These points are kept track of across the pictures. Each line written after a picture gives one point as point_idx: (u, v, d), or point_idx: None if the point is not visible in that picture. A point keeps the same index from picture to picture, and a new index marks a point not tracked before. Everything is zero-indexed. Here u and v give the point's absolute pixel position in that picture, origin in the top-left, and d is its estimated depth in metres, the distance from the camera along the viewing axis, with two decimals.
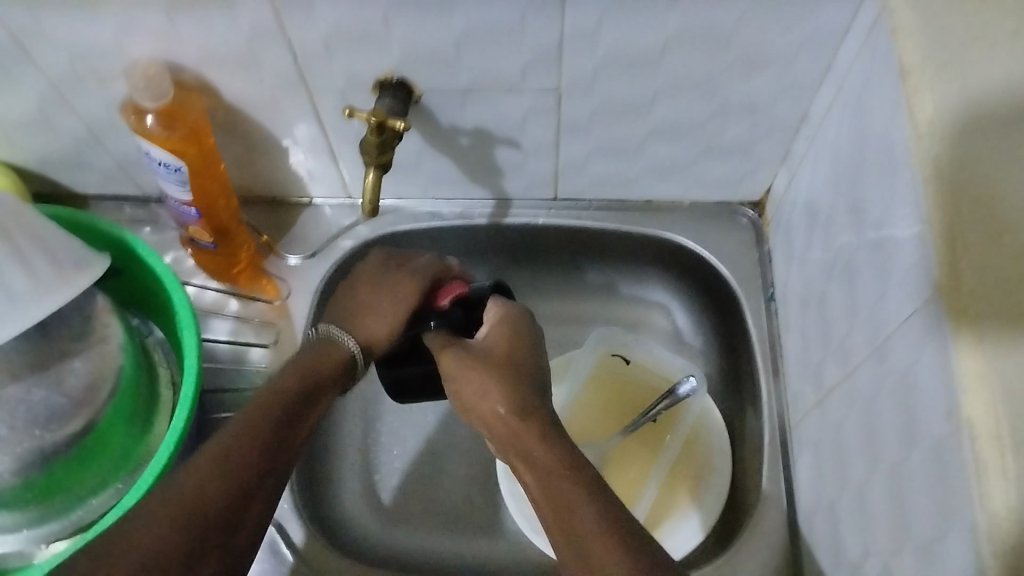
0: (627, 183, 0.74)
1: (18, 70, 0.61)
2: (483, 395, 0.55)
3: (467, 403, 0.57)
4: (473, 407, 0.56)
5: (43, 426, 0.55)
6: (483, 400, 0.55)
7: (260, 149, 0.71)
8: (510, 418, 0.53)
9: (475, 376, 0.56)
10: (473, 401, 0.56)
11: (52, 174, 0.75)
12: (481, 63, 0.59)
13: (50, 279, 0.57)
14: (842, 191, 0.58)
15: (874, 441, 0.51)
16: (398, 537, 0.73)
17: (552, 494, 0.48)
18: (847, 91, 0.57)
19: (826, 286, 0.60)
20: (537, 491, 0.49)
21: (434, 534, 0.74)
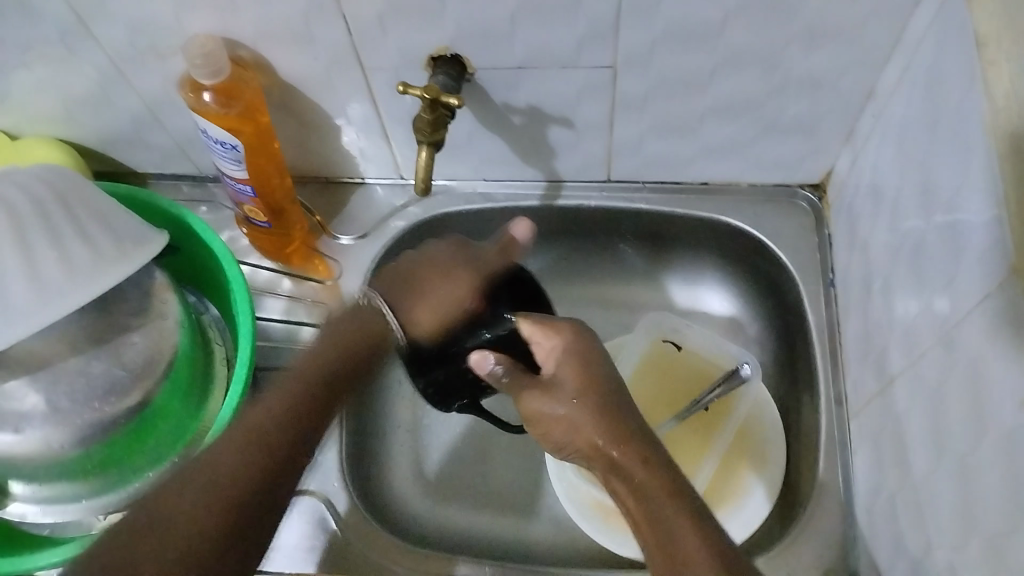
0: (682, 165, 0.73)
1: (81, 47, 0.62)
2: (569, 423, 0.58)
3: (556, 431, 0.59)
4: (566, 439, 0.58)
5: (101, 399, 0.56)
6: (574, 429, 0.57)
7: (314, 128, 0.71)
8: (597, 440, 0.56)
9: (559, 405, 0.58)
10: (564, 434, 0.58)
11: (113, 152, 0.76)
12: (536, 37, 0.59)
13: (109, 253, 0.58)
14: (911, 169, 0.55)
15: (942, 429, 0.49)
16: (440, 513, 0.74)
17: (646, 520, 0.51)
18: (917, 65, 0.55)
19: (891, 269, 0.58)
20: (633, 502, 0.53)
21: (474, 513, 0.74)
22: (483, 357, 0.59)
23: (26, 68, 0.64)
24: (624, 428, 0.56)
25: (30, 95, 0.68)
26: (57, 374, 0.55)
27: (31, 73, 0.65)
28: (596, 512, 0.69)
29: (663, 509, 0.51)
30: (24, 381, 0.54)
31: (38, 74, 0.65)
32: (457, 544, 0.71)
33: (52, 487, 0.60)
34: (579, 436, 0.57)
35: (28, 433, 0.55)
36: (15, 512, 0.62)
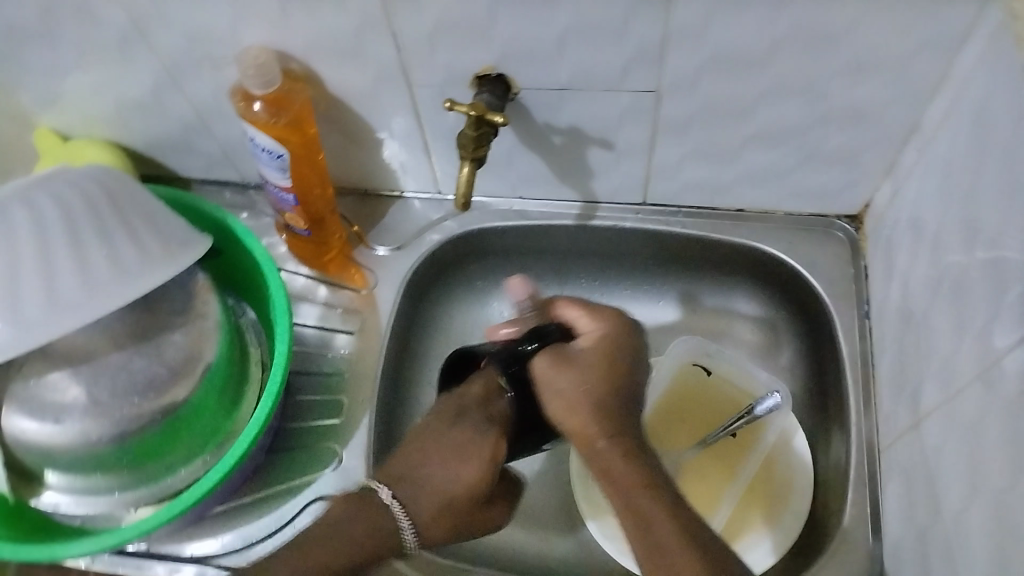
0: (719, 190, 0.73)
1: (137, 54, 0.64)
2: (561, 387, 0.57)
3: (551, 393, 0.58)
4: (555, 395, 0.58)
5: (141, 393, 0.57)
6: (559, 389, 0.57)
7: (357, 139, 0.72)
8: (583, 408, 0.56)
9: (564, 368, 0.58)
10: (554, 391, 0.58)
11: (161, 156, 0.78)
12: (583, 59, 0.60)
13: (158, 254, 0.60)
14: (953, 206, 0.55)
15: (979, 466, 0.48)
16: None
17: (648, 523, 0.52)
18: (963, 102, 0.55)
19: (929, 303, 0.58)
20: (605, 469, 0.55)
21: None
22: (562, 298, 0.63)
23: (83, 70, 0.66)
24: (615, 424, 0.56)
25: (85, 96, 0.69)
26: (100, 369, 0.56)
27: (87, 76, 0.67)
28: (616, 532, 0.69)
29: (660, 518, 0.51)
30: (67, 373, 0.56)
31: (94, 76, 0.67)
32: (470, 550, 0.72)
33: (88, 478, 0.61)
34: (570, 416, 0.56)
35: (67, 424, 0.56)
36: (48, 503, 0.62)
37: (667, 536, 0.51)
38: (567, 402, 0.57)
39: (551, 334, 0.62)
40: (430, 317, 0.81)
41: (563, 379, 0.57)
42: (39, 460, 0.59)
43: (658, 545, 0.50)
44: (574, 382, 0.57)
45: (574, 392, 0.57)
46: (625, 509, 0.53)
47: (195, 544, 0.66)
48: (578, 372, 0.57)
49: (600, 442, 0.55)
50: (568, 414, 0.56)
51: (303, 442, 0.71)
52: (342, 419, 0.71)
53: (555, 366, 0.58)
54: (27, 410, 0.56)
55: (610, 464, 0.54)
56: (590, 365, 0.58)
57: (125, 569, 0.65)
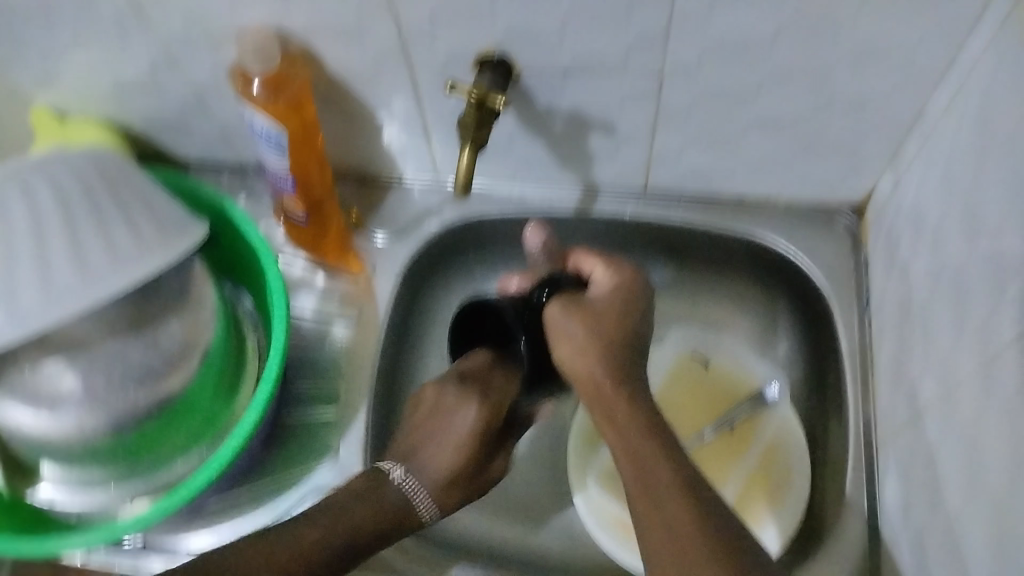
0: (720, 178, 0.73)
1: (135, 33, 0.63)
2: (569, 338, 0.54)
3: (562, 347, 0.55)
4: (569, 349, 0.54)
5: (136, 382, 0.57)
6: (567, 341, 0.54)
7: (355, 123, 0.72)
8: (592, 360, 0.53)
9: (572, 323, 0.55)
10: (569, 344, 0.54)
11: (158, 139, 0.77)
12: (585, 43, 0.59)
13: (154, 240, 0.59)
14: (957, 194, 0.55)
15: (979, 456, 0.48)
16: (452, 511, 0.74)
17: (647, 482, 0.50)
18: (968, 89, 0.55)
19: (931, 291, 0.58)
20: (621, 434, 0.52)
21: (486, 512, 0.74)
22: (535, 231, 0.67)
23: (79, 48, 0.65)
24: (622, 370, 0.53)
25: (81, 76, 0.69)
26: (94, 356, 0.56)
27: (84, 55, 0.66)
28: (612, 525, 0.69)
29: (663, 483, 0.49)
30: (62, 360, 0.55)
31: (90, 55, 0.66)
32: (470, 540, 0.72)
33: (85, 471, 0.61)
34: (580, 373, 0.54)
35: (62, 414, 0.56)
36: (44, 497, 0.62)
37: (668, 500, 0.49)
38: (574, 348, 0.54)
39: (563, 282, 0.61)
40: (429, 309, 0.81)
41: (574, 327, 0.54)
42: (35, 453, 0.59)
43: (657, 498, 0.49)
44: (587, 330, 0.54)
45: (584, 339, 0.54)
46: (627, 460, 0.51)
47: (191, 538, 0.65)
48: (590, 316, 0.55)
49: (610, 390, 0.53)
50: (579, 356, 0.53)
51: (299, 433, 0.70)
52: (339, 408, 0.71)
53: (566, 319, 0.55)
54: (21, 399, 0.56)
55: (622, 418, 0.52)
56: (602, 319, 0.55)
57: (120, 563, 0.64)
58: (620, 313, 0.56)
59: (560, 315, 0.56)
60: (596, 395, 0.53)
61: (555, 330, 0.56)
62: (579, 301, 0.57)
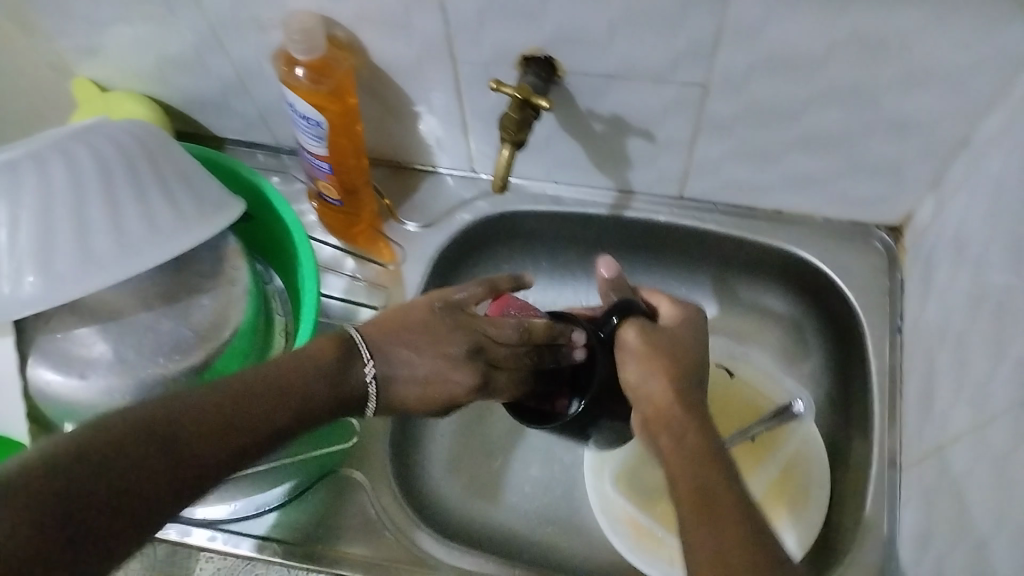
0: (758, 190, 0.72)
1: (183, 10, 0.63)
2: (645, 359, 0.55)
3: (628, 366, 0.55)
4: (639, 368, 0.55)
5: (166, 355, 0.57)
6: (640, 361, 0.55)
7: (395, 111, 0.71)
8: (663, 384, 0.54)
9: (644, 345, 0.55)
10: (637, 367, 0.55)
11: (197, 115, 0.78)
12: (633, 48, 0.58)
13: (192, 217, 0.59)
14: (1001, 225, 0.54)
15: (1006, 492, 0.48)
16: (464, 500, 0.74)
17: (706, 498, 0.48)
18: (1021, 120, 0.54)
19: (967, 321, 0.57)
20: (681, 454, 0.51)
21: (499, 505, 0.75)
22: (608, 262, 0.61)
23: (125, 23, 0.66)
24: (688, 398, 0.54)
25: (126, 49, 0.69)
26: (126, 327, 0.56)
27: (131, 29, 0.66)
28: (625, 527, 0.68)
29: (722, 498, 0.47)
30: (94, 329, 0.56)
31: (135, 30, 0.66)
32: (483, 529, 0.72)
33: None
34: (649, 395, 0.54)
35: (91, 380, 0.56)
36: None
37: (722, 505, 0.47)
38: (645, 368, 0.55)
39: (635, 308, 0.58)
40: None
41: (648, 350, 0.55)
42: (59, 414, 0.58)
43: (715, 510, 0.47)
44: (659, 356, 0.55)
45: (655, 362, 0.55)
46: (687, 486, 0.49)
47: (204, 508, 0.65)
48: (665, 346, 0.56)
49: (676, 413, 0.53)
50: (647, 379, 0.54)
51: None
52: None
53: (637, 339, 0.56)
54: (50, 362, 0.56)
55: (679, 437, 0.52)
56: (674, 351, 0.56)
57: None
58: (688, 351, 0.57)
59: (637, 336, 0.56)
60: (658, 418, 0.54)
61: (620, 353, 0.56)
62: (653, 332, 0.57)
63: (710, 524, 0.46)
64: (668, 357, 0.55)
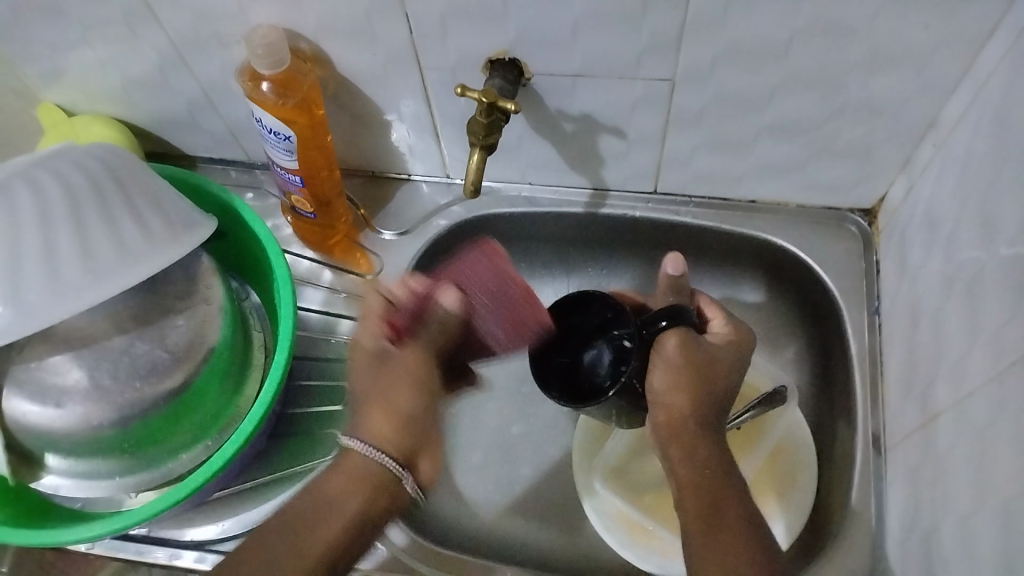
0: (731, 181, 0.72)
1: (144, 30, 0.63)
2: (669, 371, 0.54)
3: (655, 373, 0.54)
4: (662, 380, 0.54)
5: (142, 378, 0.56)
6: (665, 374, 0.54)
7: (364, 121, 0.71)
8: (686, 403, 0.54)
9: (678, 357, 0.54)
10: (662, 376, 0.54)
11: (166, 135, 0.77)
12: (597, 46, 0.58)
13: (162, 237, 0.59)
14: (971, 204, 0.54)
15: (988, 469, 0.48)
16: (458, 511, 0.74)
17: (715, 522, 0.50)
18: (984, 99, 0.54)
19: (942, 300, 0.57)
20: (694, 474, 0.52)
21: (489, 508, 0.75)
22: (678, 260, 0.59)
23: (86, 46, 0.65)
24: (707, 409, 0.54)
25: (89, 72, 0.69)
26: (100, 352, 0.56)
27: (93, 51, 0.66)
28: (617, 524, 0.68)
29: (732, 527, 0.50)
30: (68, 356, 0.55)
31: (97, 53, 0.66)
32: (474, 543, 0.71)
33: (89, 462, 0.60)
34: (669, 410, 0.54)
35: (69, 408, 0.55)
36: (48, 484, 0.61)
37: (730, 522, 0.50)
38: (666, 378, 0.54)
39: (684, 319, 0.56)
40: None
41: (676, 363, 0.54)
42: (39, 445, 0.58)
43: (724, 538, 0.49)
44: (683, 371, 0.54)
45: (683, 378, 0.54)
46: (697, 508, 0.51)
47: (194, 529, 0.66)
48: (700, 361, 0.55)
49: (692, 424, 0.54)
50: (671, 392, 0.54)
51: (304, 429, 0.70)
52: (346, 404, 0.71)
53: (672, 348, 0.54)
54: (26, 393, 0.55)
55: (694, 450, 0.53)
56: (704, 367, 0.55)
57: (125, 553, 0.65)
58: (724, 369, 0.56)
59: (665, 349, 0.54)
60: (673, 428, 0.54)
61: (649, 361, 0.55)
62: (692, 345, 0.55)
63: (727, 549, 0.49)
64: (696, 374, 0.54)
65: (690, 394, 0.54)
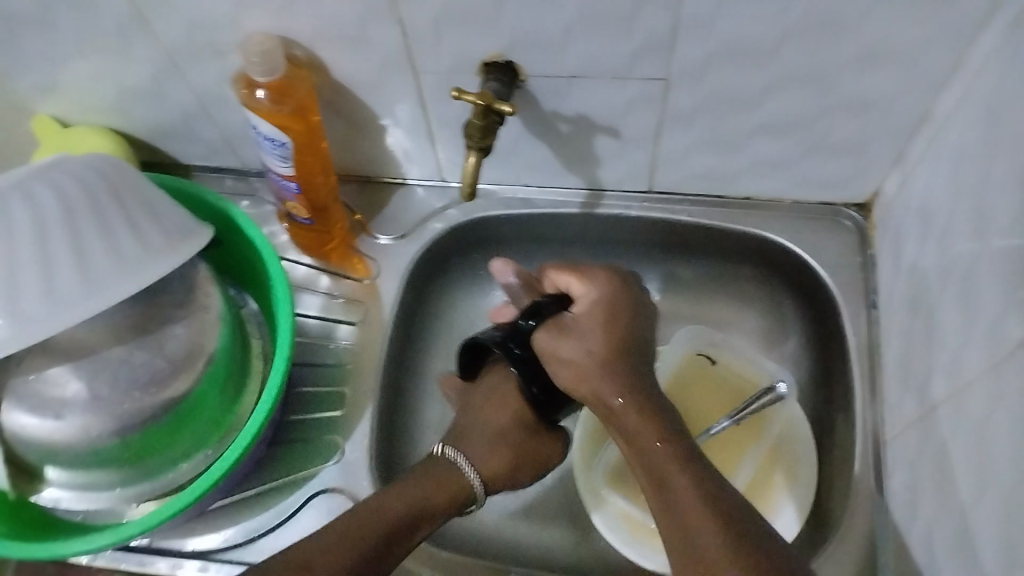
0: (727, 177, 0.73)
1: (136, 40, 0.62)
2: (574, 364, 0.59)
3: (563, 373, 0.60)
4: (569, 372, 0.59)
5: (142, 388, 0.56)
6: (575, 370, 0.59)
7: (359, 126, 0.71)
8: (601, 388, 0.57)
9: (576, 347, 0.59)
10: (568, 370, 0.59)
11: (160, 144, 0.77)
12: (590, 47, 0.59)
13: (160, 246, 0.59)
14: (964, 197, 0.55)
15: (987, 459, 0.48)
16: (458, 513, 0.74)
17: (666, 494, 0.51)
18: (976, 92, 0.55)
19: (938, 292, 0.58)
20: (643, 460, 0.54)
21: (491, 509, 0.74)
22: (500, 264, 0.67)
23: (79, 57, 0.65)
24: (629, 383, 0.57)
25: (82, 83, 0.68)
26: (101, 362, 0.56)
27: (86, 62, 0.66)
28: (619, 523, 0.68)
29: (680, 486, 0.50)
30: (68, 367, 0.55)
31: (91, 64, 0.66)
32: (463, 542, 0.72)
33: (89, 473, 0.60)
34: (589, 399, 0.58)
35: (69, 419, 0.55)
36: (49, 497, 0.61)
37: (674, 484, 0.51)
38: (573, 368, 0.59)
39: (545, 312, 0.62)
40: (434, 309, 0.81)
41: (565, 351, 0.60)
42: (38, 457, 0.58)
43: (671, 510, 0.50)
44: (579, 355, 0.59)
45: (578, 352, 0.59)
46: (649, 485, 0.53)
47: (194, 540, 0.65)
48: (577, 338, 0.60)
49: (630, 411, 0.56)
50: (579, 378, 0.59)
51: (303, 435, 0.70)
52: (345, 410, 0.71)
53: (567, 352, 0.60)
54: (26, 406, 0.55)
55: (636, 430, 0.55)
56: (607, 321, 0.61)
57: (127, 565, 0.64)
58: (625, 305, 0.62)
59: (550, 340, 0.61)
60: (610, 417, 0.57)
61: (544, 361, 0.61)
62: (562, 323, 0.61)
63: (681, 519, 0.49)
64: (599, 355, 0.59)
65: (598, 364, 0.58)
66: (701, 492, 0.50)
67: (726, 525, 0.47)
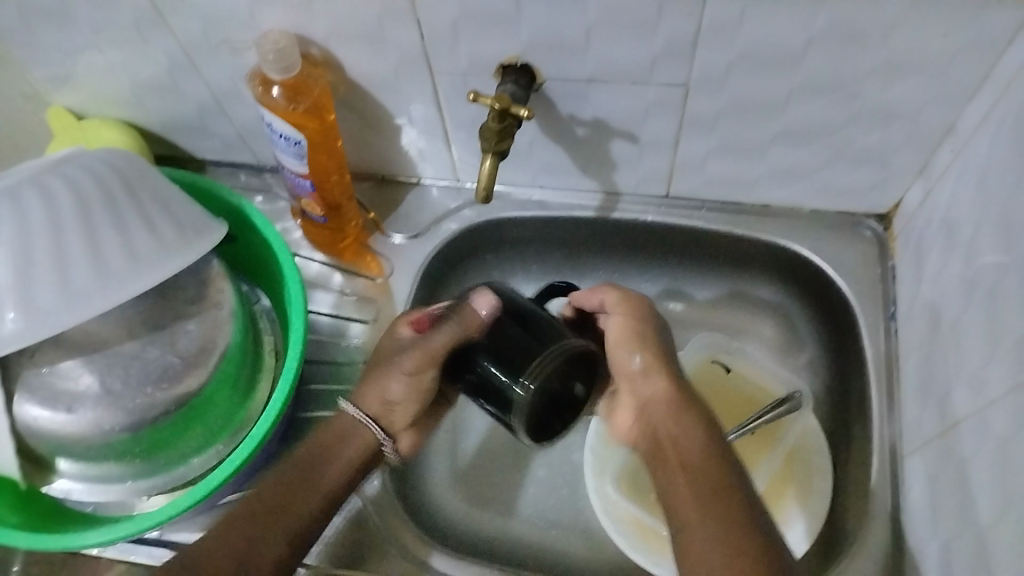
0: (746, 184, 0.72)
1: (153, 34, 0.62)
2: (644, 367, 0.58)
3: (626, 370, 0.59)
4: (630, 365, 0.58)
5: (154, 384, 0.56)
6: (639, 369, 0.58)
7: (375, 125, 0.71)
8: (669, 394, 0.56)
9: (635, 328, 0.59)
10: (631, 363, 0.58)
11: (176, 138, 0.77)
12: (609, 50, 0.58)
13: (173, 242, 0.59)
14: (989, 212, 0.54)
15: (1010, 482, 0.47)
16: (466, 515, 0.74)
17: (713, 509, 0.48)
18: (1004, 105, 0.53)
19: (961, 308, 0.56)
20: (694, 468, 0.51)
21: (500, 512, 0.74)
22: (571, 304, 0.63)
23: (96, 50, 0.65)
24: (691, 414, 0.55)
25: (99, 76, 0.68)
26: (113, 357, 0.56)
27: (103, 56, 0.65)
28: (629, 528, 0.67)
29: (731, 519, 0.47)
30: (80, 361, 0.55)
31: (108, 57, 0.66)
32: (471, 543, 0.71)
33: (99, 466, 0.59)
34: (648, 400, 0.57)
35: (80, 414, 0.55)
36: (60, 489, 0.61)
37: (730, 500, 0.48)
38: (635, 367, 0.58)
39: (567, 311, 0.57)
40: None
41: (629, 346, 0.59)
42: (50, 449, 0.58)
43: (725, 519, 0.47)
44: (646, 362, 0.58)
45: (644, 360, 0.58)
46: (693, 504, 0.49)
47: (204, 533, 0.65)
48: (648, 340, 0.59)
49: (686, 433, 0.54)
50: (646, 373, 0.57)
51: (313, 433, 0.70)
52: None
53: (624, 324, 0.59)
54: (38, 399, 0.55)
55: (694, 448, 0.52)
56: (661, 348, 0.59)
57: (137, 557, 0.65)
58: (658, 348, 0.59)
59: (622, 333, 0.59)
60: (674, 448, 0.53)
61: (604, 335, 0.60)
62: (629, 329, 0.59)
63: (716, 528, 0.47)
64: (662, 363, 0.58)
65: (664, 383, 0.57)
66: (743, 510, 0.48)
67: (744, 543, 0.46)
